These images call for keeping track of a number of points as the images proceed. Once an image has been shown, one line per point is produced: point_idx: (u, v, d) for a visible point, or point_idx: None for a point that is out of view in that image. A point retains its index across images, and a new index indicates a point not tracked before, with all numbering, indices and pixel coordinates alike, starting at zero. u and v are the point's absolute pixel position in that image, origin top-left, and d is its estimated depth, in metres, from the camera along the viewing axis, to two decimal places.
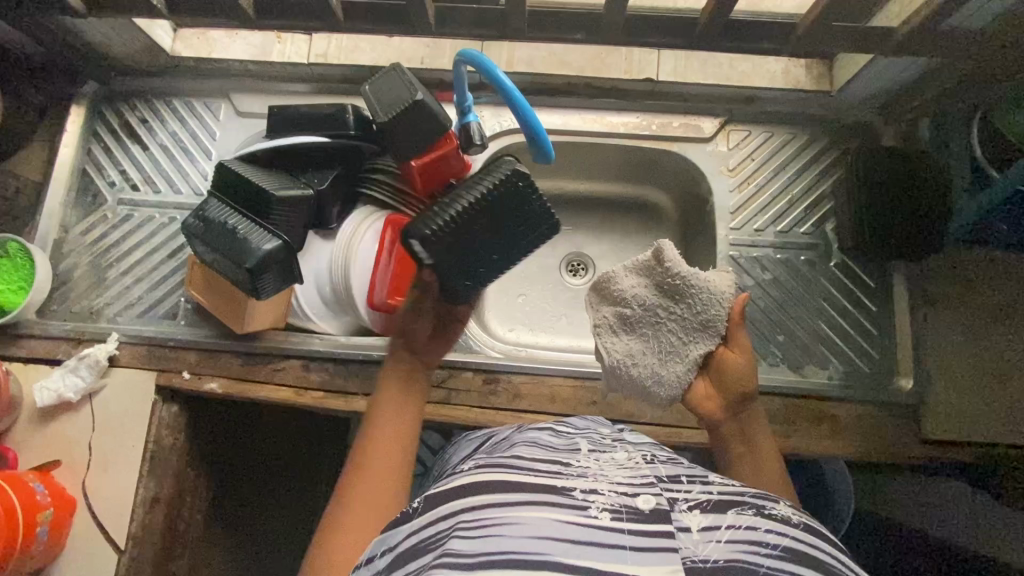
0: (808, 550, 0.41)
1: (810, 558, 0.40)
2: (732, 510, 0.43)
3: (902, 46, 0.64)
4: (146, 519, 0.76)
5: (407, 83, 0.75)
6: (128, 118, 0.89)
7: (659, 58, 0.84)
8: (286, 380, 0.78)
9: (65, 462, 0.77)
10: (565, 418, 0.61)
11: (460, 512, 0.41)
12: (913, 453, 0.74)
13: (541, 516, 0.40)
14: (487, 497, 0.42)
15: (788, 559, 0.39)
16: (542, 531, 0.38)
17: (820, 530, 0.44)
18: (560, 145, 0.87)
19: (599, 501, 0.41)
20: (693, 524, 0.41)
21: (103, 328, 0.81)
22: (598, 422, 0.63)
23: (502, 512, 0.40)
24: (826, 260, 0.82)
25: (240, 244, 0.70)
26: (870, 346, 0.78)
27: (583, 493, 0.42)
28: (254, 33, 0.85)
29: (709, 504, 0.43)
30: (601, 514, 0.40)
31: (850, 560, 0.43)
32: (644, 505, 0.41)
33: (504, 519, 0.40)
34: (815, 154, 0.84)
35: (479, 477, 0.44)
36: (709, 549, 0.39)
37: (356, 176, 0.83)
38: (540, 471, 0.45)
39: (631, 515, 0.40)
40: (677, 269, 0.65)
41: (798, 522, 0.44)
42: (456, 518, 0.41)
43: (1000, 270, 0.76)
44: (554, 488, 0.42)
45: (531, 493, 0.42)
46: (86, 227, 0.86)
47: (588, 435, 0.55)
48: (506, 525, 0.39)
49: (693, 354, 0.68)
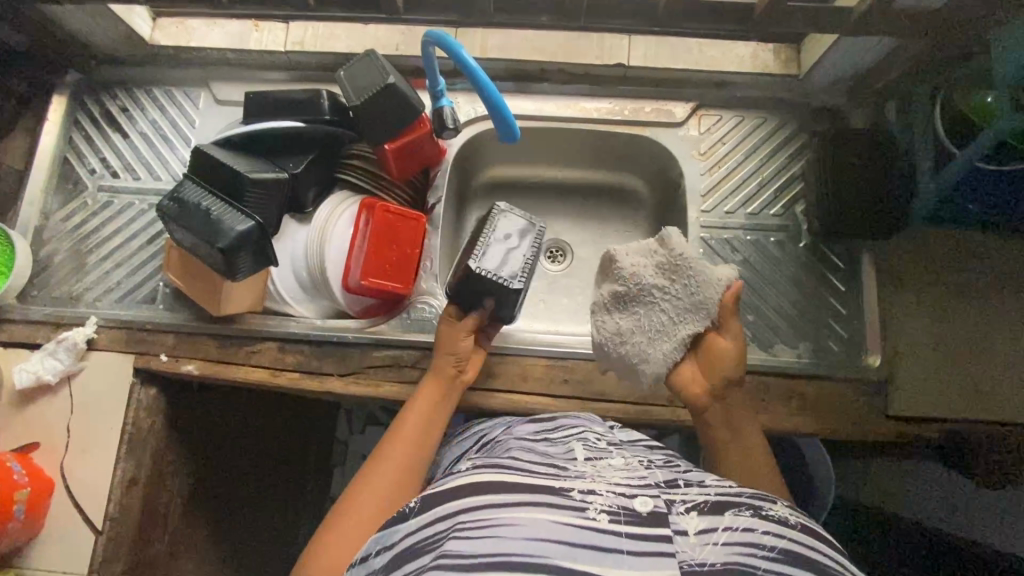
0: (804, 551, 0.42)
1: (804, 558, 0.41)
2: (729, 510, 0.44)
3: (858, 25, 0.65)
4: (124, 500, 0.77)
5: (380, 68, 0.77)
6: (108, 107, 0.91)
7: (630, 43, 0.85)
8: (263, 361, 0.79)
9: (43, 444, 0.78)
10: (564, 416, 0.63)
11: (457, 514, 0.42)
12: (881, 429, 0.74)
13: (537, 517, 0.41)
14: (483, 498, 0.43)
15: (784, 560, 0.41)
16: (539, 533, 0.40)
17: (817, 530, 0.44)
18: (535, 131, 0.88)
19: (597, 503, 0.43)
20: (690, 527, 0.42)
21: (82, 312, 0.82)
22: (592, 420, 0.64)
23: (498, 513, 0.41)
24: (796, 241, 0.82)
25: (213, 225, 0.71)
26: (840, 326, 0.79)
27: (580, 494, 0.43)
28: (232, 23, 0.87)
29: (706, 505, 0.44)
30: (598, 516, 0.42)
31: (849, 561, 0.43)
32: (642, 507, 0.43)
33: (502, 520, 0.41)
34: (785, 137, 0.85)
35: (475, 478, 0.45)
36: (706, 552, 0.41)
37: (332, 162, 0.85)
38: (536, 472, 0.46)
39: (629, 518, 0.42)
40: (680, 253, 0.67)
41: (796, 523, 0.44)
42: (454, 519, 0.42)
43: (962, 248, 0.78)
44: (551, 488, 0.44)
45: (528, 493, 0.43)
46: (66, 214, 0.87)
47: (584, 437, 0.56)
48: (503, 526, 0.40)
49: (681, 334, 0.69)
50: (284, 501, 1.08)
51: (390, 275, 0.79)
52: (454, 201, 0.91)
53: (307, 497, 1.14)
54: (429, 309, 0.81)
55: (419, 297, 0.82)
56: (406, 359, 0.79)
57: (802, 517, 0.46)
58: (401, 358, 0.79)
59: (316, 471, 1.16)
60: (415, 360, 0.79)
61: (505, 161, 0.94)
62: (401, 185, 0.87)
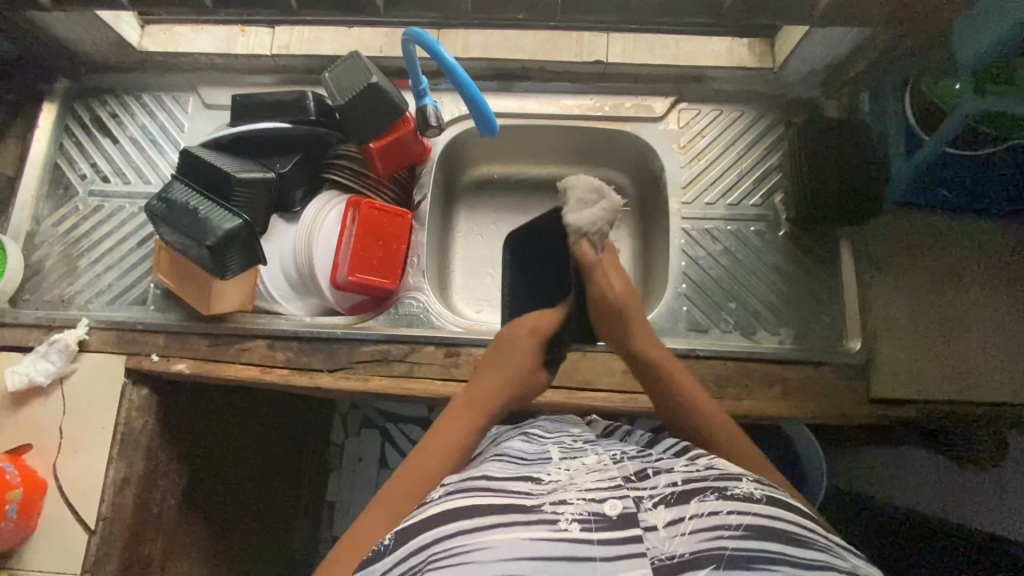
0: (768, 524, 0.42)
1: (771, 530, 0.42)
2: (695, 497, 0.44)
3: (824, 15, 0.67)
4: (117, 500, 0.78)
5: (362, 68, 0.79)
6: (98, 112, 0.92)
7: (609, 40, 0.87)
8: (253, 359, 0.80)
9: (36, 446, 0.79)
10: (535, 424, 0.64)
11: (433, 544, 0.42)
12: (863, 413, 0.75)
13: (510, 536, 0.41)
14: (457, 525, 0.43)
15: (751, 537, 0.41)
16: (512, 552, 0.40)
17: (781, 499, 0.46)
18: (518, 128, 0.90)
19: (568, 513, 0.43)
20: (658, 521, 0.43)
21: (74, 314, 0.83)
22: (570, 424, 0.66)
23: (470, 538, 0.41)
24: (776, 230, 0.84)
25: (201, 224, 0.72)
26: (822, 313, 0.80)
27: (552, 506, 0.44)
28: (219, 28, 0.89)
29: (672, 496, 0.45)
30: (570, 527, 0.42)
31: (816, 525, 0.45)
32: (612, 512, 0.43)
33: (475, 544, 0.41)
34: (762, 129, 0.87)
35: (448, 505, 0.45)
36: (675, 543, 0.42)
37: (320, 162, 0.86)
38: (507, 489, 0.46)
39: (600, 524, 0.42)
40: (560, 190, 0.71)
41: (759, 497, 0.45)
42: (428, 552, 0.42)
43: (938, 232, 0.79)
44: (522, 505, 0.44)
45: (499, 514, 0.43)
46: (57, 218, 0.88)
47: (560, 442, 0.57)
48: (477, 550, 0.40)
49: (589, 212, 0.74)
50: (278, 502, 1.08)
51: (377, 270, 0.81)
52: (440, 197, 0.92)
53: (303, 498, 1.14)
54: (416, 304, 0.83)
55: (406, 292, 0.83)
56: (395, 353, 0.79)
57: (767, 490, 0.47)
58: (388, 353, 0.80)
59: (312, 474, 1.16)
60: (403, 353, 0.79)
61: (490, 159, 0.96)
62: (387, 183, 0.88)
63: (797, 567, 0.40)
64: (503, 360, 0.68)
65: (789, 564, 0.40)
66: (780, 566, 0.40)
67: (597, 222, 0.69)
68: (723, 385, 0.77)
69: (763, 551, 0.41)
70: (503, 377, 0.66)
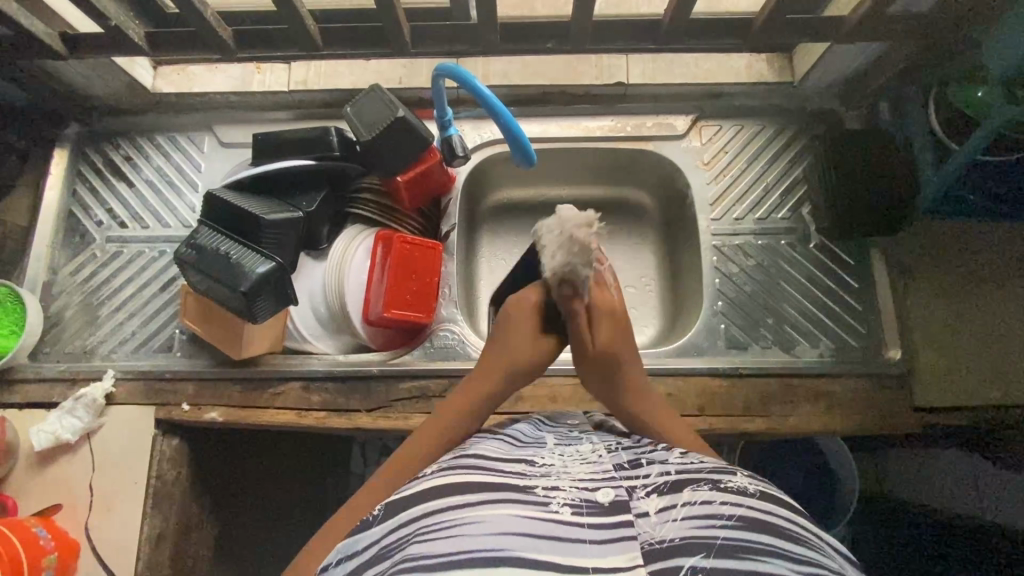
0: (763, 518, 0.40)
1: (763, 523, 0.40)
2: (688, 487, 0.43)
3: (855, 31, 0.67)
4: (153, 557, 0.75)
5: (387, 103, 0.78)
6: (112, 156, 0.90)
7: (628, 62, 0.88)
8: (288, 403, 0.78)
9: (66, 505, 0.76)
10: (538, 417, 0.61)
11: (420, 518, 0.42)
12: (909, 422, 0.75)
13: (500, 513, 0.40)
14: (446, 500, 0.42)
15: (744, 527, 0.39)
16: (499, 528, 0.39)
17: (778, 496, 0.43)
18: (542, 153, 0.89)
19: (560, 497, 0.42)
20: (651, 507, 0.42)
21: (98, 366, 0.81)
22: (571, 415, 0.64)
23: (460, 513, 0.41)
24: (806, 242, 0.84)
25: (233, 268, 0.70)
26: (857, 322, 0.80)
27: (544, 490, 0.43)
28: (234, 67, 0.88)
29: (666, 486, 0.43)
30: (561, 509, 0.41)
31: (809, 522, 0.42)
32: (604, 498, 0.42)
33: (464, 519, 0.40)
34: (786, 142, 0.87)
35: (439, 481, 0.45)
36: (666, 529, 0.40)
37: (344, 197, 0.84)
38: (500, 470, 0.45)
39: (591, 510, 0.41)
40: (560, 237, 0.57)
41: (754, 491, 0.43)
42: (417, 525, 0.41)
43: (969, 240, 0.80)
44: (513, 486, 0.43)
45: (491, 492, 0.42)
46: (75, 267, 0.86)
47: (555, 431, 0.56)
48: (466, 524, 0.40)
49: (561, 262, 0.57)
50: None
51: (411, 305, 0.79)
52: (465, 225, 0.92)
53: None
54: (451, 336, 0.81)
55: (440, 325, 0.82)
56: (433, 388, 0.78)
57: (763, 484, 0.44)
58: (428, 388, 0.78)
59: None
60: (442, 389, 0.78)
61: (512, 184, 0.95)
62: (412, 216, 0.87)
63: (792, 561, 0.38)
64: (505, 337, 0.61)
65: (782, 558, 0.38)
66: (772, 559, 0.37)
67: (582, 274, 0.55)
68: (767, 403, 0.76)
69: (757, 542, 0.38)
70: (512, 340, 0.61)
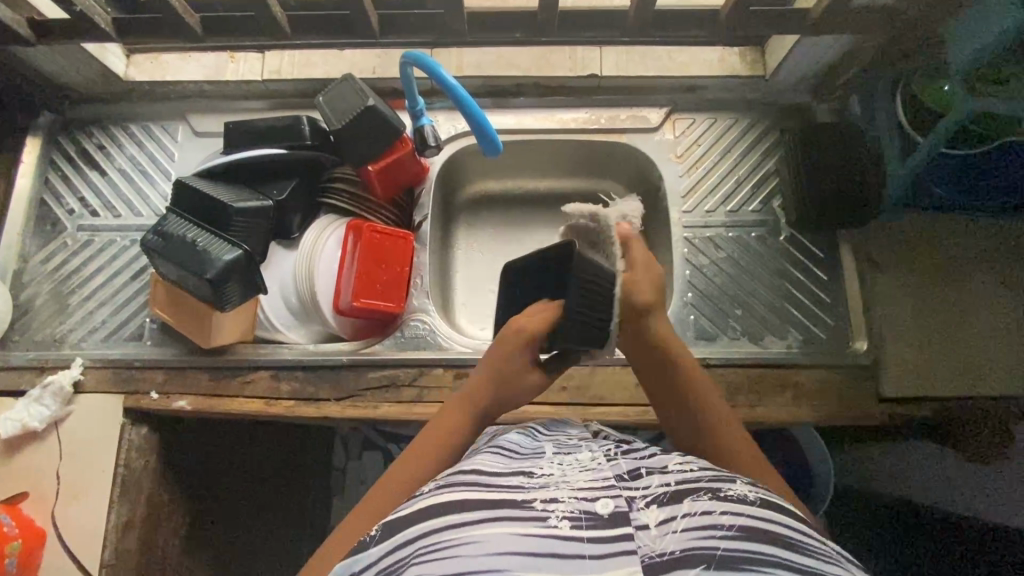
0: (762, 526, 0.41)
1: (762, 532, 0.41)
2: (688, 497, 0.44)
3: (819, 23, 0.68)
4: (119, 545, 0.75)
5: (358, 91, 0.78)
6: (85, 145, 0.90)
7: (602, 54, 0.88)
8: (257, 392, 0.78)
9: (33, 493, 0.76)
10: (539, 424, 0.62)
11: (418, 539, 0.41)
12: (873, 412, 0.75)
13: (499, 531, 0.40)
14: (442, 520, 0.42)
15: (742, 537, 0.40)
16: (499, 547, 0.39)
17: (773, 502, 0.44)
18: (516, 144, 0.89)
19: (559, 510, 0.41)
20: (651, 520, 0.42)
21: (67, 354, 0.81)
22: (569, 424, 0.64)
23: (455, 534, 0.40)
24: (776, 235, 0.84)
25: (199, 256, 0.70)
26: (825, 314, 0.81)
27: (542, 504, 0.42)
28: (207, 55, 0.88)
29: (665, 496, 0.44)
30: (560, 523, 0.40)
31: (806, 526, 0.44)
32: (603, 509, 0.42)
33: (462, 539, 0.40)
34: (757, 135, 0.88)
35: (437, 499, 0.44)
36: (666, 541, 0.40)
37: (316, 187, 0.84)
38: (498, 485, 0.45)
39: (591, 522, 0.41)
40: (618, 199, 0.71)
41: (754, 499, 0.44)
42: (414, 547, 0.41)
43: (936, 232, 0.81)
44: (513, 501, 0.43)
45: (492, 509, 0.42)
46: (46, 256, 0.86)
47: (554, 439, 0.56)
48: (464, 545, 0.39)
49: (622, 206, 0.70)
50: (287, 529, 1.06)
51: (381, 295, 0.79)
52: (440, 215, 0.92)
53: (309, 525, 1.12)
54: (423, 326, 0.81)
55: (412, 315, 0.82)
56: (403, 377, 0.78)
57: (762, 493, 0.45)
58: (397, 378, 0.78)
59: None
60: (411, 378, 0.78)
61: (487, 176, 0.95)
62: (386, 206, 0.87)
63: (792, 570, 0.39)
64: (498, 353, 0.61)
65: (783, 566, 0.39)
66: (772, 568, 0.38)
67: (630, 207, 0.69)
68: (734, 393, 0.77)
69: (756, 551, 0.39)
70: (508, 373, 0.61)
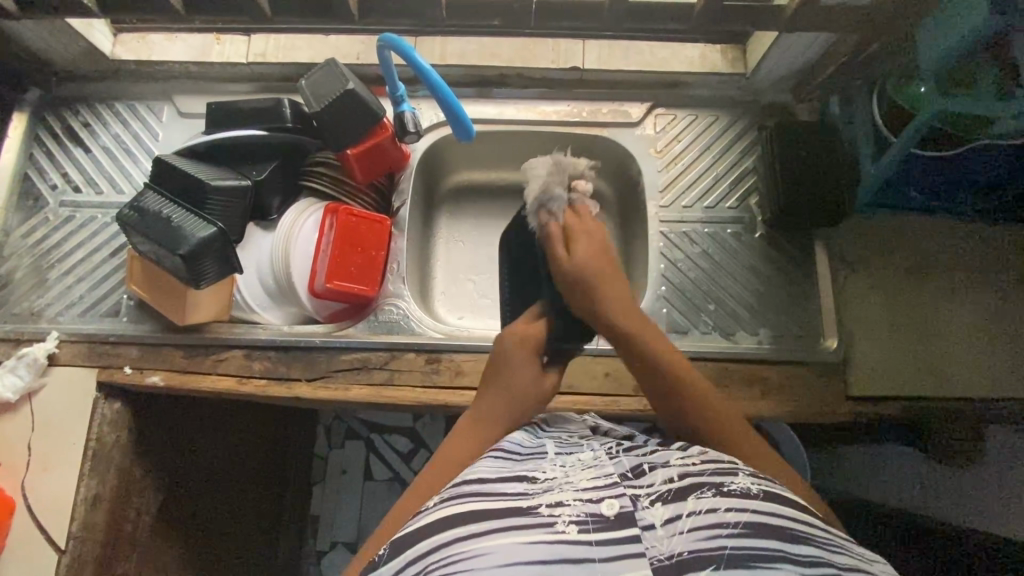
0: (764, 521, 0.41)
1: (768, 527, 0.41)
2: (692, 495, 0.43)
3: (791, 21, 0.69)
4: (88, 518, 0.75)
5: (339, 75, 0.79)
6: (70, 122, 0.90)
7: (585, 48, 0.89)
8: (229, 370, 0.79)
9: (3, 464, 0.76)
10: (539, 419, 0.63)
11: (428, 554, 0.42)
12: (839, 411, 0.76)
13: (506, 542, 0.40)
14: (451, 533, 0.42)
15: (750, 534, 0.40)
16: (508, 558, 0.39)
17: (777, 493, 0.44)
18: (498, 134, 0.90)
19: (565, 514, 0.42)
20: (656, 519, 0.42)
21: (44, 328, 0.81)
22: (567, 416, 0.64)
23: (466, 546, 0.41)
24: (752, 232, 0.85)
25: (173, 232, 0.71)
26: (798, 312, 0.81)
27: (548, 509, 0.43)
28: (194, 36, 0.89)
29: (670, 493, 0.44)
30: (568, 528, 0.41)
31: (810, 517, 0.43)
32: (609, 510, 0.42)
33: (473, 552, 0.40)
34: (736, 133, 0.88)
35: (440, 513, 0.45)
36: (674, 542, 0.40)
37: (297, 169, 0.85)
38: (502, 493, 0.45)
39: (598, 525, 0.41)
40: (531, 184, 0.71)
41: (756, 492, 0.44)
42: (425, 561, 0.42)
43: (909, 234, 0.82)
44: (518, 508, 0.43)
45: (499, 520, 0.42)
46: (27, 229, 0.86)
47: (555, 437, 0.57)
48: (474, 558, 0.40)
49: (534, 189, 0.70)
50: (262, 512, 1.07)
51: (356, 278, 0.80)
52: (420, 203, 0.92)
53: (285, 509, 1.12)
54: (396, 311, 0.82)
55: (387, 299, 0.82)
56: (375, 361, 0.79)
57: (765, 484, 0.45)
58: (369, 360, 0.79)
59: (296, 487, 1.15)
60: (383, 361, 0.79)
61: (470, 166, 0.96)
62: (366, 190, 0.88)
63: (797, 563, 0.39)
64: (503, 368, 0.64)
65: (792, 562, 0.39)
66: (783, 564, 0.39)
67: (553, 195, 0.69)
68: None
69: (764, 547, 0.39)
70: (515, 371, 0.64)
